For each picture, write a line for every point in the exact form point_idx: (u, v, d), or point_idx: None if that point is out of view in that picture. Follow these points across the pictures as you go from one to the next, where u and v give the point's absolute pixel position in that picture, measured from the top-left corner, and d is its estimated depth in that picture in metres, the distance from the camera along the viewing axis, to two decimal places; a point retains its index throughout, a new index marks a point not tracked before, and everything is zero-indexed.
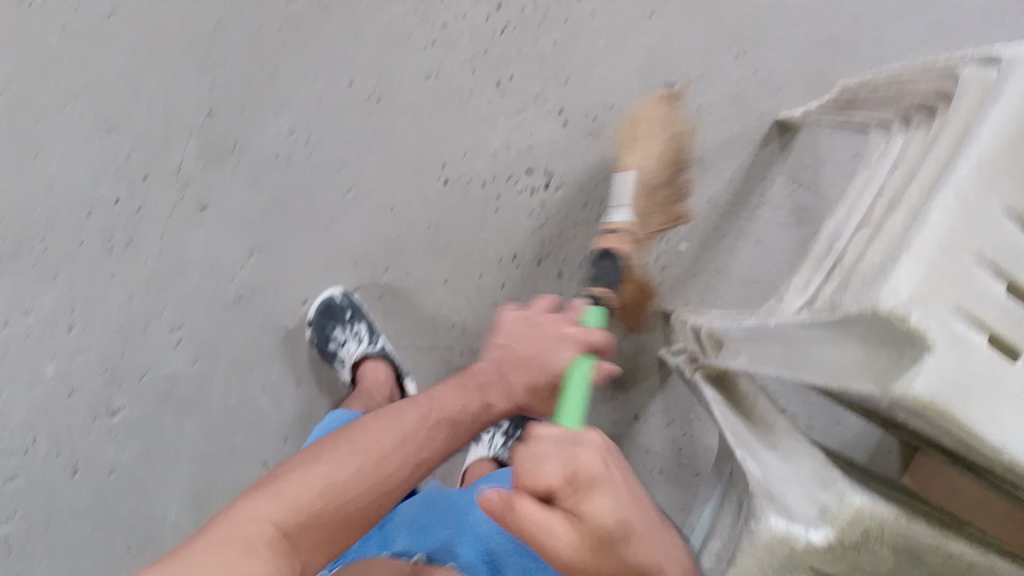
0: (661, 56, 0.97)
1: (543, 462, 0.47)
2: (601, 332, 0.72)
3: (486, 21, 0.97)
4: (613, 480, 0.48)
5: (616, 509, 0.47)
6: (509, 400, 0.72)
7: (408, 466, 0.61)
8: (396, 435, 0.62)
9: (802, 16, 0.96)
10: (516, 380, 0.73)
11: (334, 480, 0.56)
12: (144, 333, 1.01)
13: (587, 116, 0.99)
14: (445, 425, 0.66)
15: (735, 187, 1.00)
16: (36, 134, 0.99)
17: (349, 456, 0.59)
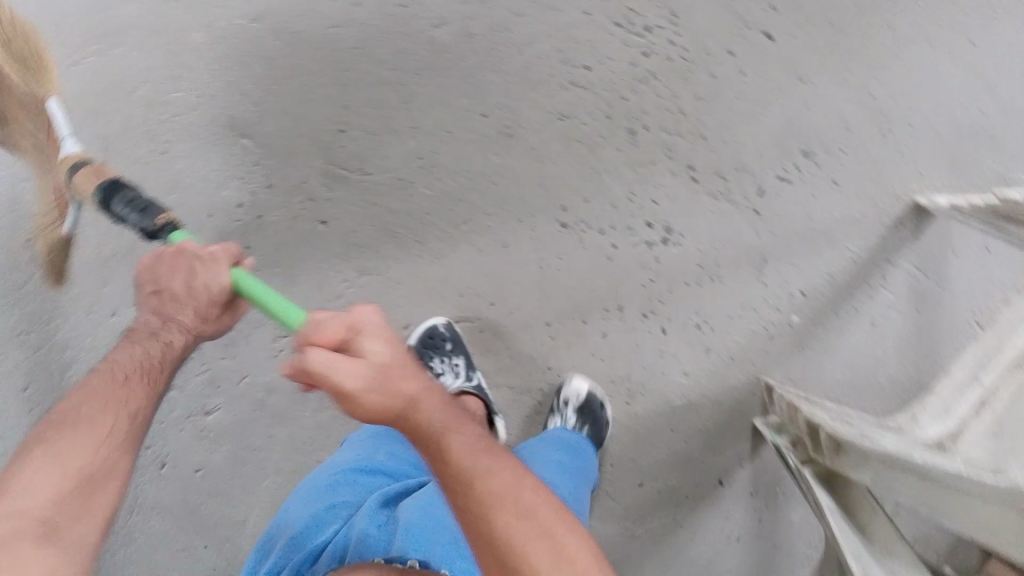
0: (801, 125, 0.95)
1: (323, 325, 0.56)
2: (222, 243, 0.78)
3: (627, 68, 0.95)
4: (382, 331, 0.57)
5: (388, 348, 0.57)
6: (187, 332, 0.78)
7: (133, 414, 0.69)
8: (98, 404, 0.67)
9: (954, 102, 0.94)
10: (189, 319, 0.78)
11: (61, 466, 0.62)
12: (248, 338, 1.03)
13: (716, 176, 0.97)
14: (142, 378, 0.72)
15: (859, 265, 0.96)
16: (169, 130, 1.00)
17: (78, 418, 0.66)
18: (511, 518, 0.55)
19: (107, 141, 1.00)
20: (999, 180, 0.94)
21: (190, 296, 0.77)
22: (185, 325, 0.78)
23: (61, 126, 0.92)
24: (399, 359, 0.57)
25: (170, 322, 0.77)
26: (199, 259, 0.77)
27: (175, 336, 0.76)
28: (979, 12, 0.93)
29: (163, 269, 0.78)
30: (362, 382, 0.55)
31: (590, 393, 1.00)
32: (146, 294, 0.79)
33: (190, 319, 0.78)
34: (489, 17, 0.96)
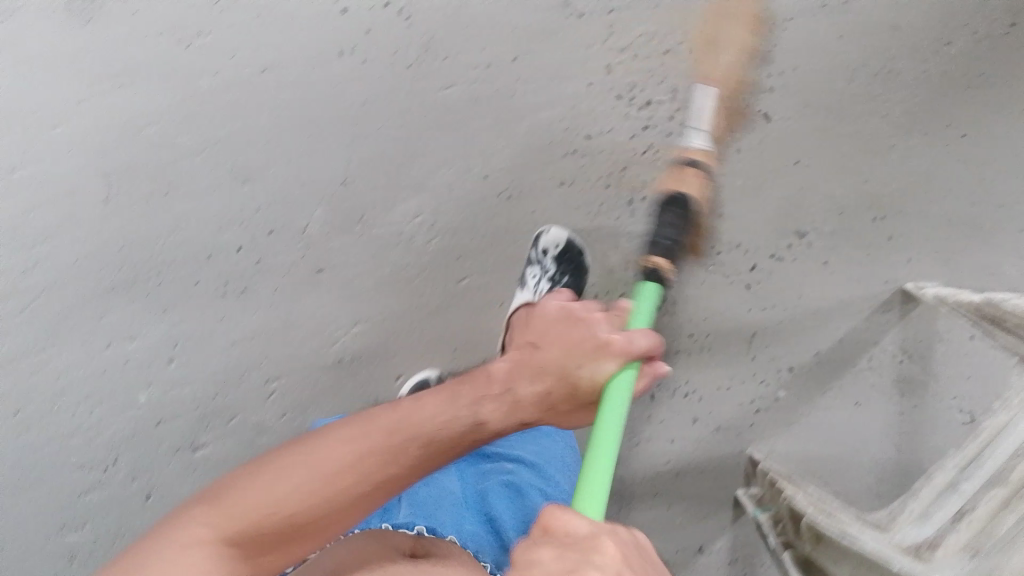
0: (795, 207, 0.97)
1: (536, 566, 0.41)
2: (646, 340, 0.65)
3: (628, 140, 0.97)
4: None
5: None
6: (510, 414, 0.64)
7: (383, 472, 0.58)
8: (359, 437, 0.58)
9: (947, 192, 0.96)
10: (531, 402, 0.65)
11: (273, 501, 0.55)
12: (241, 379, 1.03)
13: (711, 251, 0.98)
14: (416, 444, 0.59)
15: (844, 346, 0.99)
16: (172, 171, 1.01)
17: (333, 447, 0.58)
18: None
19: (113, 176, 1.01)
20: (985, 272, 0.97)
21: (555, 373, 0.65)
22: (520, 409, 0.64)
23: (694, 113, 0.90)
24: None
25: (499, 394, 0.64)
26: (596, 324, 0.67)
27: (489, 412, 0.63)
28: (977, 104, 0.96)
29: (552, 333, 0.67)
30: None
31: (568, 243, 0.97)
32: (517, 351, 0.69)
33: (533, 402, 0.65)
34: (497, 81, 0.97)
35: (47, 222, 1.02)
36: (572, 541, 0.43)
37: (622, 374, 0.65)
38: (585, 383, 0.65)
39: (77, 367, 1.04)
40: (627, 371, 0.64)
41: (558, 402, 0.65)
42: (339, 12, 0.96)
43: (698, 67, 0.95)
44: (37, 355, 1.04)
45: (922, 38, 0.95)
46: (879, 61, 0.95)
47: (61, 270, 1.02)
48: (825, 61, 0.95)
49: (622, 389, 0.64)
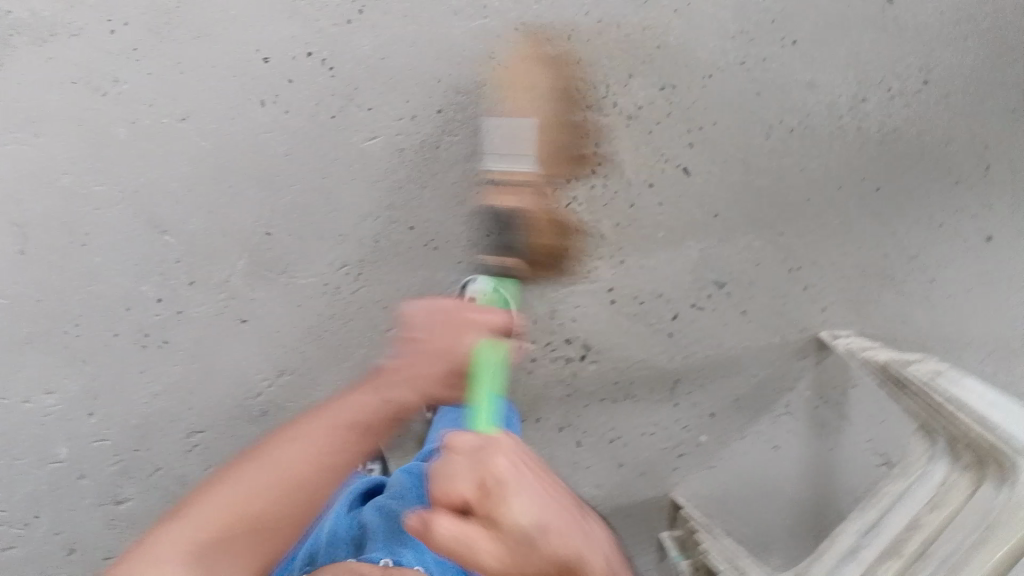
0: (714, 258, 0.99)
1: (454, 475, 0.50)
2: (491, 316, 0.74)
3: (552, 193, 0.98)
4: (525, 485, 0.49)
5: (536, 506, 0.49)
6: (416, 393, 0.70)
7: (326, 461, 0.67)
8: (302, 438, 0.68)
9: (858, 243, 1.00)
10: (430, 382, 0.71)
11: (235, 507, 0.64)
12: (164, 432, 1.00)
13: (635, 300, 1.00)
14: (348, 431, 0.68)
15: (763, 392, 1.01)
16: (86, 221, 0.95)
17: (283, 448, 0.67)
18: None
19: (23, 227, 0.94)
20: (893, 319, 1.02)
21: (444, 357, 0.71)
22: (424, 387, 0.70)
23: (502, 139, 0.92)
24: (555, 509, 0.50)
25: (401, 377, 0.71)
26: (462, 312, 0.73)
27: (398, 395, 0.70)
28: (887, 158, 0.99)
29: (424, 321, 0.72)
30: (503, 565, 0.47)
31: (494, 292, 0.97)
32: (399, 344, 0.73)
33: (429, 380, 0.70)
34: (421, 133, 0.96)
35: None
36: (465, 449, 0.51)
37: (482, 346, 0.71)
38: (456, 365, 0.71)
39: None
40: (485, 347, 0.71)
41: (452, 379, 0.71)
42: (261, 60, 0.93)
43: (620, 122, 0.97)
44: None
45: (838, 94, 0.97)
46: (795, 116, 0.97)
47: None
48: (743, 117, 0.97)
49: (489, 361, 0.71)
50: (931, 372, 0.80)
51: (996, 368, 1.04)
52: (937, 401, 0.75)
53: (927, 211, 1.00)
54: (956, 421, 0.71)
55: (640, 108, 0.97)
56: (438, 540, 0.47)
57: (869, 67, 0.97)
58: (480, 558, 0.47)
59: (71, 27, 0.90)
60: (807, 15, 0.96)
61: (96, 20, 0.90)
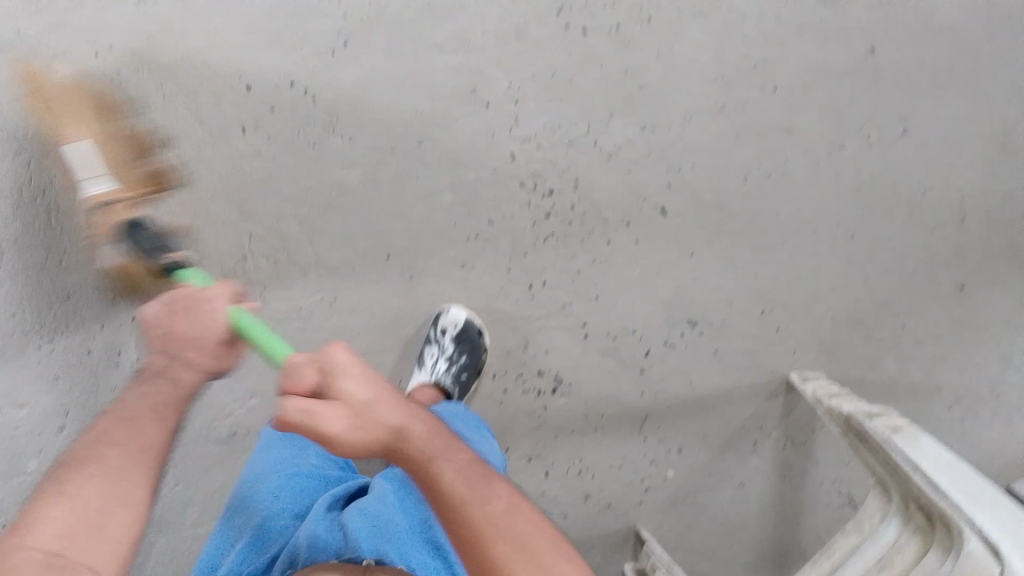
0: (687, 297, 1.00)
1: (299, 368, 0.58)
2: (223, 288, 0.75)
3: (530, 227, 0.98)
4: (358, 367, 0.58)
5: (364, 384, 0.58)
6: (198, 370, 0.74)
7: (148, 452, 0.66)
8: (98, 470, 0.62)
9: (830, 288, 1.01)
10: (201, 357, 0.74)
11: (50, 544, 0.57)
12: None
13: (607, 335, 1.00)
14: (153, 418, 0.69)
15: (731, 430, 1.03)
16: (61, 242, 0.95)
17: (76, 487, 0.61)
18: (511, 553, 0.57)
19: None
20: (861, 364, 1.03)
21: (192, 343, 0.73)
22: (198, 364, 0.73)
23: (83, 161, 0.83)
24: (385, 386, 0.60)
25: (176, 361, 0.73)
26: (196, 296, 0.74)
27: (182, 374, 0.72)
28: (863, 206, 1.00)
29: (165, 318, 0.74)
30: (341, 431, 0.56)
31: (467, 324, 0.98)
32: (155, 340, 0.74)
33: (203, 356, 0.74)
34: (400, 164, 0.96)
35: None
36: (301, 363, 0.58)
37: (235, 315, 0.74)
38: (213, 333, 0.73)
39: None
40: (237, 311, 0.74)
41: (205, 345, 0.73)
42: (244, 88, 0.93)
43: (600, 159, 0.98)
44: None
45: (816, 140, 0.98)
46: (773, 160, 0.98)
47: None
48: (721, 159, 0.98)
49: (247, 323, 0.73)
50: (890, 427, 0.81)
51: (961, 416, 1.06)
52: (892, 459, 0.77)
53: (900, 258, 1.01)
54: (914, 467, 0.73)
55: (619, 147, 0.97)
56: (285, 417, 0.55)
57: (847, 115, 0.98)
58: (324, 426, 0.56)
59: (54, 50, 0.90)
60: (789, 62, 0.97)
61: (79, 43, 0.91)
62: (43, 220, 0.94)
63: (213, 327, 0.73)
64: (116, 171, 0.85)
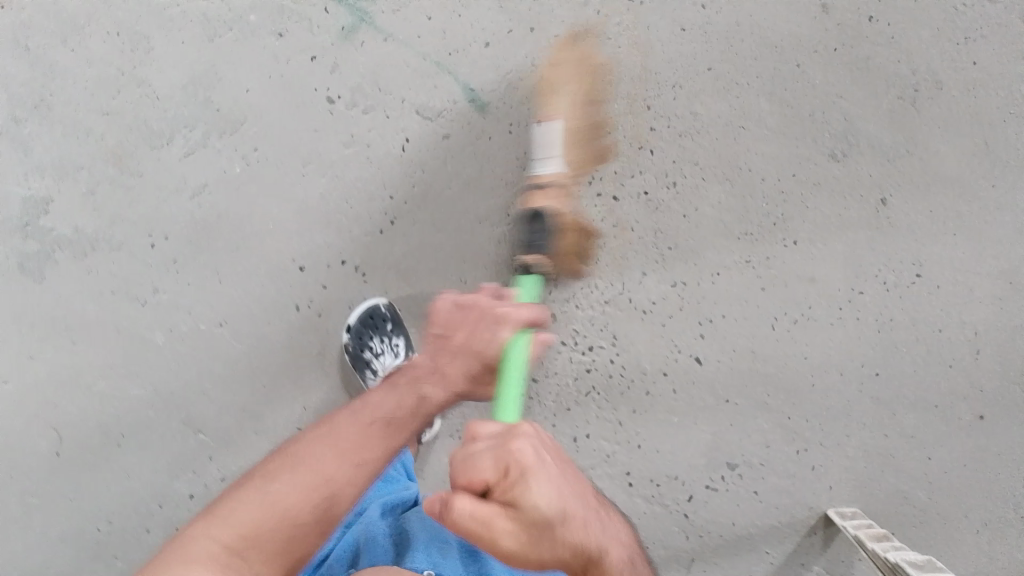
0: (725, 440, 1.04)
1: (482, 464, 0.57)
2: (525, 309, 0.76)
3: (572, 382, 1.03)
4: (547, 477, 0.57)
5: (552, 493, 0.56)
6: (446, 390, 0.77)
7: (371, 454, 0.72)
8: (332, 446, 0.72)
9: (862, 424, 1.06)
10: (456, 377, 0.77)
11: (322, 468, 0.71)
12: None
13: (651, 482, 1.04)
14: (381, 427, 0.74)
15: (776, 567, 1.06)
16: (121, 422, 0.96)
17: (295, 473, 0.71)
18: None
19: (59, 428, 0.96)
20: (896, 495, 1.06)
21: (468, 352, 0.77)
22: (452, 384, 0.77)
23: (542, 144, 0.93)
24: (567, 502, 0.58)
25: (433, 376, 0.77)
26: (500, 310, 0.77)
27: (429, 392, 0.76)
28: (885, 346, 1.05)
29: (457, 319, 0.77)
30: (518, 543, 0.56)
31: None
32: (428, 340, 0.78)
33: (460, 374, 0.77)
34: None
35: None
36: (489, 441, 0.59)
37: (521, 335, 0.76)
38: (494, 352, 0.75)
39: None
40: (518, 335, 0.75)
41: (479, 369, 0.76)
42: (297, 268, 0.97)
43: (635, 315, 1.03)
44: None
45: (837, 287, 1.04)
46: (799, 308, 1.04)
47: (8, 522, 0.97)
48: (750, 310, 1.03)
49: (521, 350, 0.76)
50: None
51: (991, 539, 1.07)
52: None
53: (923, 392, 1.06)
54: None
55: (654, 303, 1.03)
56: (458, 518, 0.55)
57: (866, 263, 1.04)
58: (497, 537, 0.55)
59: (114, 242, 0.96)
60: (808, 216, 1.03)
61: (137, 237, 0.96)
62: (110, 406, 0.96)
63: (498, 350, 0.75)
64: (565, 152, 0.94)
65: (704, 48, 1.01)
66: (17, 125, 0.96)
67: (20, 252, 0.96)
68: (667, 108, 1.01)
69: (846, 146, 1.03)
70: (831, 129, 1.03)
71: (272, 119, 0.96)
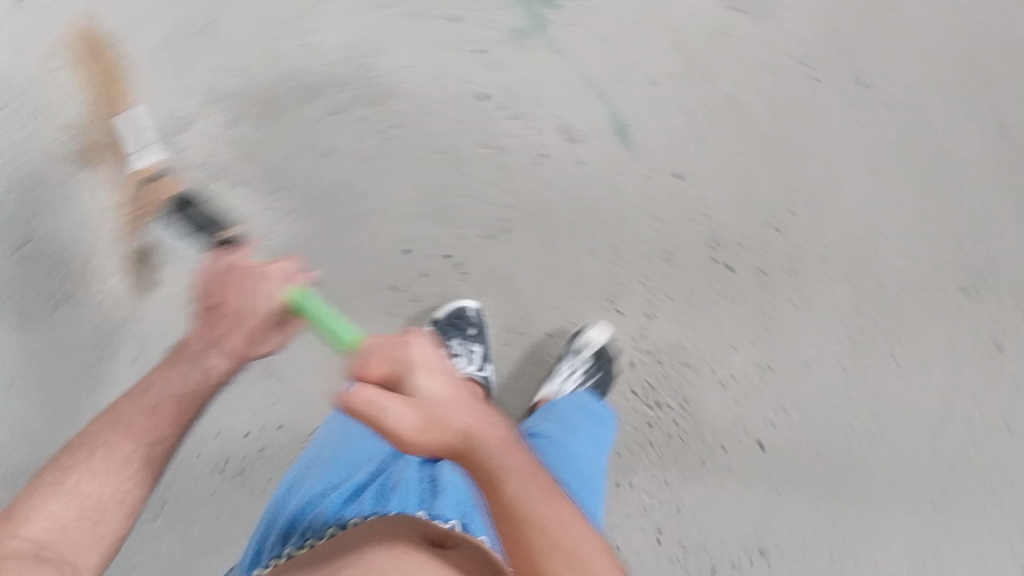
0: (764, 524, 1.00)
1: (375, 355, 0.52)
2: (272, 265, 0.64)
3: (631, 429, 1.01)
4: (439, 366, 0.52)
5: (435, 379, 0.51)
6: (238, 356, 0.64)
7: (141, 445, 0.59)
8: (99, 453, 0.58)
9: (902, 550, 0.99)
10: (241, 339, 0.64)
11: (98, 477, 0.57)
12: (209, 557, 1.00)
13: (680, 546, 1.00)
14: (189, 405, 0.62)
15: None
16: None
17: (73, 483, 0.56)
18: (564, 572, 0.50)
19: (144, 342, 0.94)
20: None
21: (239, 318, 0.64)
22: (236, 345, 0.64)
23: (139, 131, 0.90)
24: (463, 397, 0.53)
25: (206, 348, 0.64)
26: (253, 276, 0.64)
27: (213, 361, 0.63)
28: (948, 477, 0.99)
29: (226, 282, 0.65)
30: (409, 428, 0.49)
31: (601, 347, 0.99)
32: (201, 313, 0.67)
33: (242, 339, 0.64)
34: (526, 347, 1.01)
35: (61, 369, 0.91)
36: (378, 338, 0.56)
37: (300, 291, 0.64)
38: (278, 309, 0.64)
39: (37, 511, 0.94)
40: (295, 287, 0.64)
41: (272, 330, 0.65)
42: (401, 250, 0.98)
43: (713, 385, 1.00)
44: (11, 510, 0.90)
45: (927, 414, 1.00)
46: (879, 422, 1.00)
47: None
48: (830, 410, 1.00)
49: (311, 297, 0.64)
50: None
51: None
52: None
53: (975, 535, 0.99)
54: None
55: (735, 378, 1.00)
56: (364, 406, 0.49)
57: (960, 400, 1.00)
58: (388, 421, 0.49)
59: (242, 178, 0.96)
60: (919, 338, 0.99)
61: (266, 179, 0.96)
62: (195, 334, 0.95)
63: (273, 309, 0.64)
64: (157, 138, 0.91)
65: (868, 142, 0.98)
66: (180, 43, 0.93)
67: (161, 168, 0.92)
68: (812, 195, 0.98)
69: (980, 280, 0.99)
70: (971, 255, 0.99)
71: (421, 101, 0.96)
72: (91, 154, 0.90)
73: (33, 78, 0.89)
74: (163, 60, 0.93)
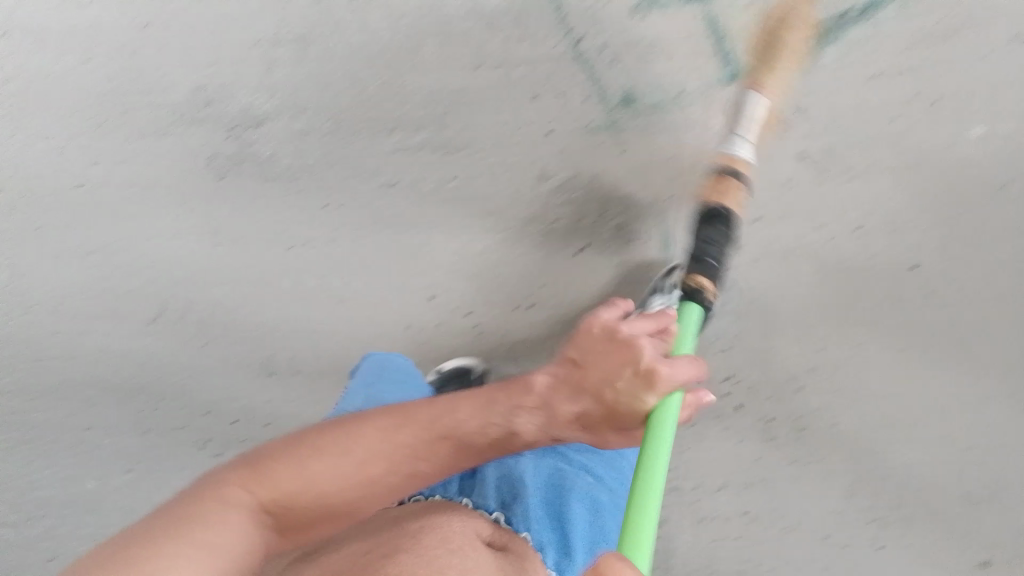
0: None
1: None
2: (692, 369, 0.56)
3: None
4: None
5: None
6: (544, 430, 0.59)
7: (384, 470, 0.61)
8: (366, 454, 0.62)
9: None
10: (570, 418, 0.58)
11: (343, 476, 0.61)
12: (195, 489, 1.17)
13: None
14: (451, 446, 0.61)
15: None
16: (215, 332, 1.09)
17: (327, 465, 0.62)
18: None
19: (166, 302, 1.09)
20: None
21: (585, 393, 0.58)
22: (556, 417, 0.58)
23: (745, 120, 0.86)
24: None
25: (536, 406, 0.59)
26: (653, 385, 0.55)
27: (524, 425, 0.59)
28: None
29: (598, 346, 0.58)
30: None
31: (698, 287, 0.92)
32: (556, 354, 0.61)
33: (569, 421, 0.58)
34: None
35: (100, 306, 1.10)
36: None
37: (668, 399, 0.56)
38: (622, 408, 0.57)
39: (67, 412, 1.16)
40: (668, 404, 0.56)
41: (593, 420, 0.58)
42: (427, 297, 1.04)
43: (689, 511, 0.98)
44: (24, 379, 1.15)
45: None
46: None
47: (107, 342, 1.12)
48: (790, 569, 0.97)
49: (670, 416, 0.56)
50: None
51: None
52: None
53: None
54: None
55: (712, 515, 0.98)
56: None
57: None
58: None
59: (295, 186, 1.01)
60: (902, 533, 0.93)
61: (316, 195, 1.01)
62: (216, 313, 1.08)
63: (628, 411, 0.57)
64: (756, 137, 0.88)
65: (902, 333, 0.90)
66: (273, 45, 0.97)
67: (213, 147, 1.02)
68: (841, 366, 0.91)
69: (985, 495, 0.90)
70: (976, 474, 0.90)
71: (478, 163, 0.97)
72: (161, 117, 1.02)
73: (134, 57, 1.01)
74: (253, 59, 0.98)
